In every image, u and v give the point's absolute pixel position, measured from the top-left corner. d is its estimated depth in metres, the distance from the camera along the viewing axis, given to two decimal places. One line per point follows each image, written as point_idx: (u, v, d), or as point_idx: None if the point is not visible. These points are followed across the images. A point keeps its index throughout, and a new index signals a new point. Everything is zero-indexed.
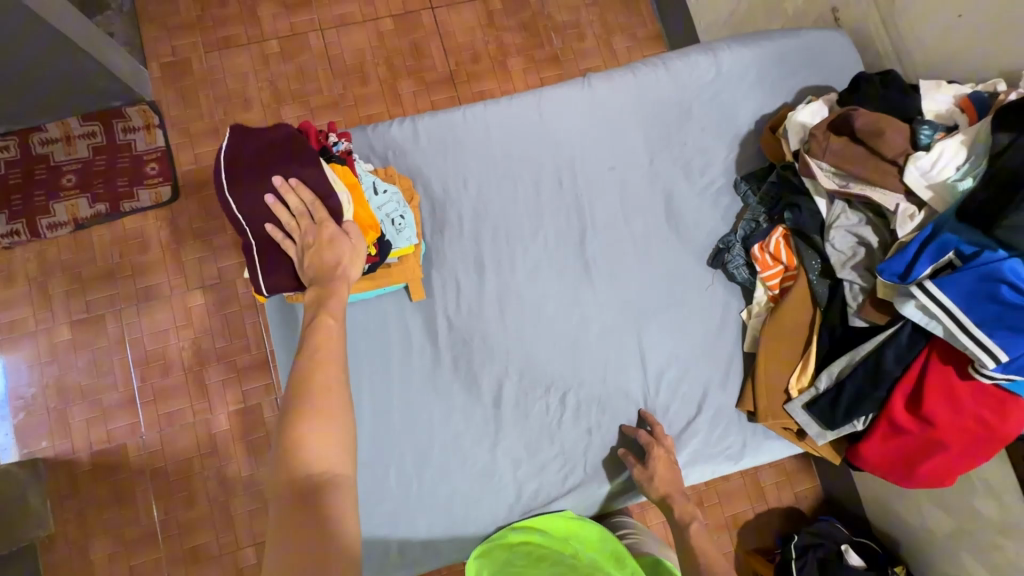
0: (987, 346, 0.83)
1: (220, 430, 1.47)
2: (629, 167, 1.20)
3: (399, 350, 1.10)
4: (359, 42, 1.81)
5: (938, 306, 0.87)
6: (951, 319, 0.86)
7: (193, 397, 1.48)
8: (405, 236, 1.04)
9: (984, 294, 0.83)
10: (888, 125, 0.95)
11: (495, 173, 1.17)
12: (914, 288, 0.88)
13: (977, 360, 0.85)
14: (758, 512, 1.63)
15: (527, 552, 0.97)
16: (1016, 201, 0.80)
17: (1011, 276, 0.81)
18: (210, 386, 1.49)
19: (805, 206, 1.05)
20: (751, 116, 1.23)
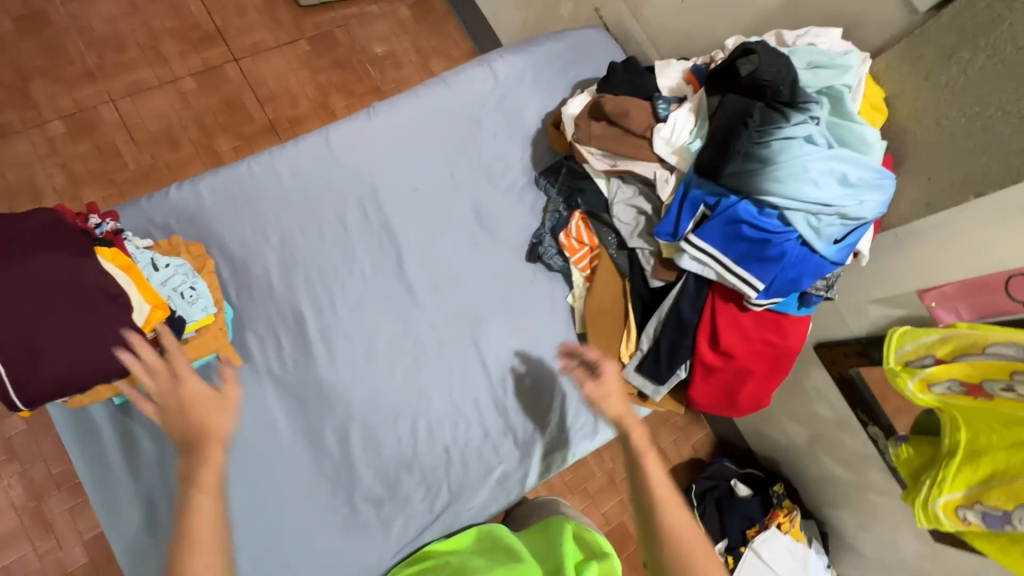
0: (750, 280, 0.95)
1: (79, 566, 1.24)
2: (431, 185, 1.23)
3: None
4: (161, 106, 1.71)
5: (704, 255, 0.97)
6: (716, 264, 0.97)
7: (33, 538, 1.23)
8: (199, 307, 0.96)
9: (733, 237, 0.94)
10: (631, 105, 1.07)
11: (296, 217, 1.14)
12: (683, 245, 0.98)
13: (744, 293, 0.96)
14: (665, 473, 1.63)
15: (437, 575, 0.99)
16: (730, 154, 0.92)
17: (746, 217, 0.93)
18: (55, 520, 1.25)
19: (590, 189, 1.15)
20: (537, 116, 1.33)
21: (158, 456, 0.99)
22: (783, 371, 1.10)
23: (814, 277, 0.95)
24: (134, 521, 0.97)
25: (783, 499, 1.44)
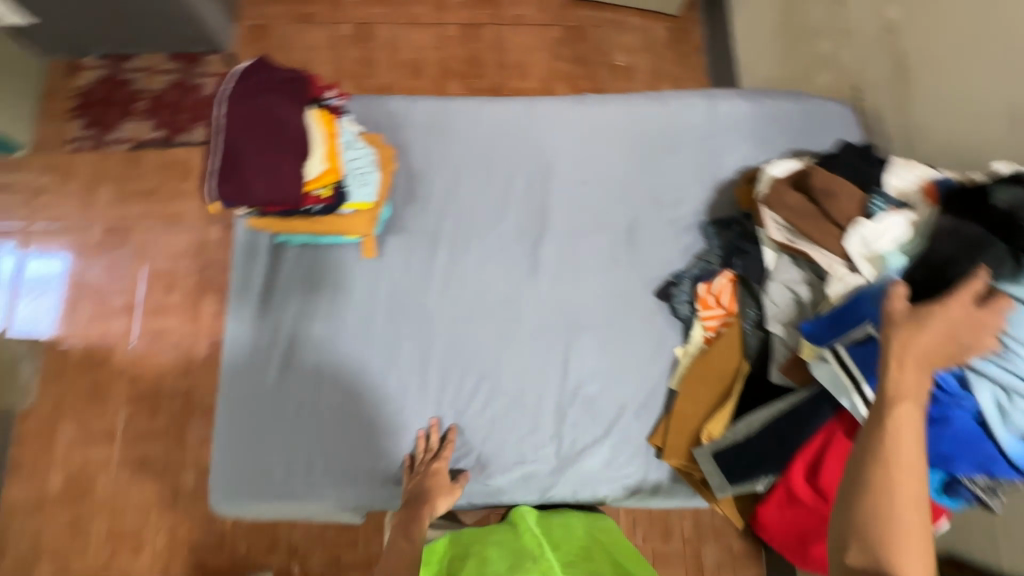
0: None
1: None
2: (601, 185, 1.25)
3: (341, 299, 1.16)
4: (422, 41, 2.03)
5: (846, 373, 0.85)
6: (852, 388, 0.84)
7: None
8: (364, 192, 1.08)
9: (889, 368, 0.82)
10: (840, 189, 0.96)
11: (474, 161, 1.24)
12: (828, 354, 0.87)
13: None
14: None
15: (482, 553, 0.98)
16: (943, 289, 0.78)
17: None
18: None
19: (754, 255, 1.08)
20: (736, 165, 1.26)
21: (282, 297, 1.16)
22: None
23: (973, 467, 0.78)
24: (242, 336, 1.15)
25: None
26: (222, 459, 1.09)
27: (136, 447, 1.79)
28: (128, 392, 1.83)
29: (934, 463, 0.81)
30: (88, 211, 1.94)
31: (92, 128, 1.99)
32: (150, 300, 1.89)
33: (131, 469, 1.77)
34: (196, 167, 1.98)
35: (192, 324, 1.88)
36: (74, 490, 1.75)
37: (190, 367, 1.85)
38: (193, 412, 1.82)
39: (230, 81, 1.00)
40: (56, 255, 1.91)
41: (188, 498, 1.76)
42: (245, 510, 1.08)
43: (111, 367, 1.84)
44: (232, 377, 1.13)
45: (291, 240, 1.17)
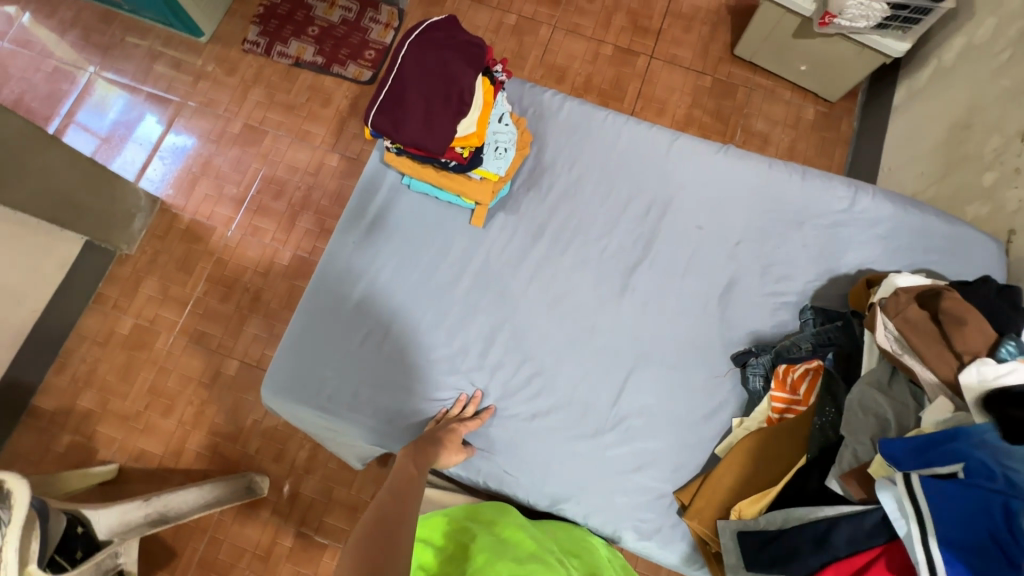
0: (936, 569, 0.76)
1: None
2: (714, 235, 1.24)
3: (436, 254, 1.22)
4: (575, 51, 2.09)
5: (914, 505, 0.79)
6: (915, 519, 0.78)
7: None
8: (496, 164, 1.16)
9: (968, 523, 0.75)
10: (972, 318, 0.90)
11: (601, 171, 1.27)
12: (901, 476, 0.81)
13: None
14: None
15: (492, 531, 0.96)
16: None
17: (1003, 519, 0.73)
18: None
19: (849, 353, 1.03)
20: (857, 263, 1.21)
21: (385, 232, 1.23)
22: None
23: None
24: (340, 255, 1.22)
25: None
26: (283, 356, 1.17)
27: (199, 322, 1.94)
28: (209, 272, 1.99)
29: None
30: (234, 106, 2.14)
31: (265, 35, 2.18)
32: (257, 200, 2.05)
33: (187, 340, 1.92)
34: (338, 98, 2.13)
35: (283, 233, 2.01)
36: (136, 339, 1.92)
37: (268, 270, 1.98)
38: (255, 310, 1.95)
39: (420, 27, 1.08)
40: (195, 134, 2.11)
41: (224, 383, 1.88)
42: (286, 409, 1.15)
43: (205, 245, 2.01)
44: (318, 288, 1.21)
45: (413, 185, 1.24)
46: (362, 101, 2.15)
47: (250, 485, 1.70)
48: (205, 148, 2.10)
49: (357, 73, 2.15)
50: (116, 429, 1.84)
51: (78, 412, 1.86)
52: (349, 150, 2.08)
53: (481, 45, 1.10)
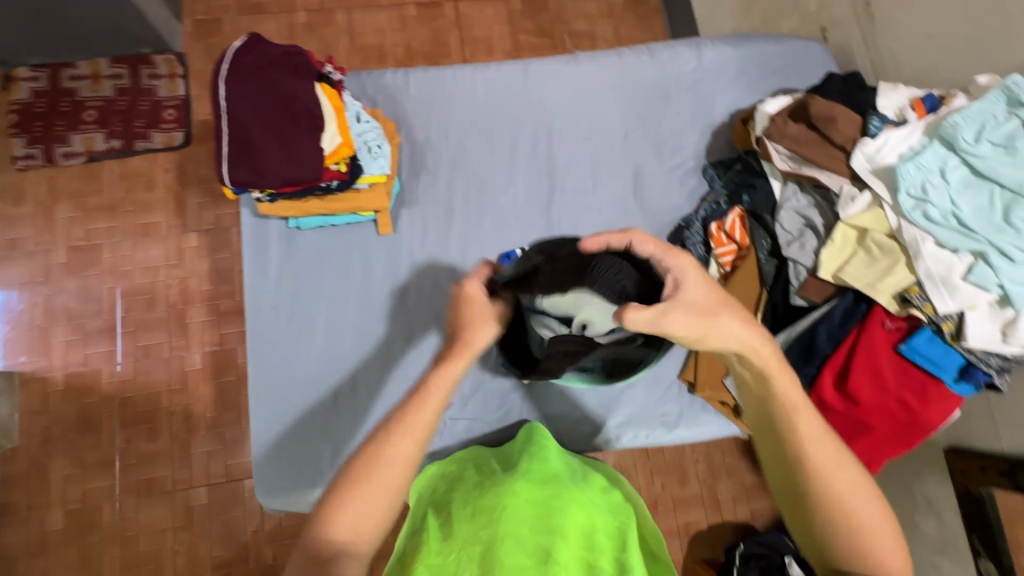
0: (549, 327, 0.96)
1: None
2: (603, 140, 1.27)
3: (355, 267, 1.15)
4: (382, 23, 1.97)
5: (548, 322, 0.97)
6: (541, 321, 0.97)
7: None
8: (378, 164, 1.08)
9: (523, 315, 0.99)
10: (839, 114, 1.01)
11: (475, 127, 1.24)
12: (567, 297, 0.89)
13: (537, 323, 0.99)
14: (712, 524, 1.64)
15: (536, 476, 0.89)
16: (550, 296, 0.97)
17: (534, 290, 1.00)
18: None
19: (761, 187, 1.12)
20: (727, 109, 1.30)
21: (300, 283, 1.13)
22: (908, 441, 0.99)
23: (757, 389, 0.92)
24: (266, 326, 1.11)
25: None
26: (261, 455, 1.05)
27: (139, 471, 1.70)
28: (119, 417, 1.73)
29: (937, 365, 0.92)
30: (45, 234, 1.81)
31: (37, 142, 1.83)
32: (131, 318, 1.78)
33: (136, 496, 1.68)
34: (160, 175, 1.87)
35: (179, 339, 1.78)
36: (75, 527, 1.66)
37: (185, 382, 1.76)
38: (194, 428, 1.73)
39: (223, 58, 0.96)
40: (16, 284, 1.77)
41: (201, 517, 1.69)
42: (292, 502, 1.04)
43: (100, 392, 1.74)
44: (259, 371, 1.09)
45: (304, 224, 1.14)
46: (188, 167, 1.90)
47: None
48: (37, 293, 1.78)
49: (167, 140, 1.88)
50: None
51: None
52: (204, 223, 1.85)
53: (301, 51, 1.01)
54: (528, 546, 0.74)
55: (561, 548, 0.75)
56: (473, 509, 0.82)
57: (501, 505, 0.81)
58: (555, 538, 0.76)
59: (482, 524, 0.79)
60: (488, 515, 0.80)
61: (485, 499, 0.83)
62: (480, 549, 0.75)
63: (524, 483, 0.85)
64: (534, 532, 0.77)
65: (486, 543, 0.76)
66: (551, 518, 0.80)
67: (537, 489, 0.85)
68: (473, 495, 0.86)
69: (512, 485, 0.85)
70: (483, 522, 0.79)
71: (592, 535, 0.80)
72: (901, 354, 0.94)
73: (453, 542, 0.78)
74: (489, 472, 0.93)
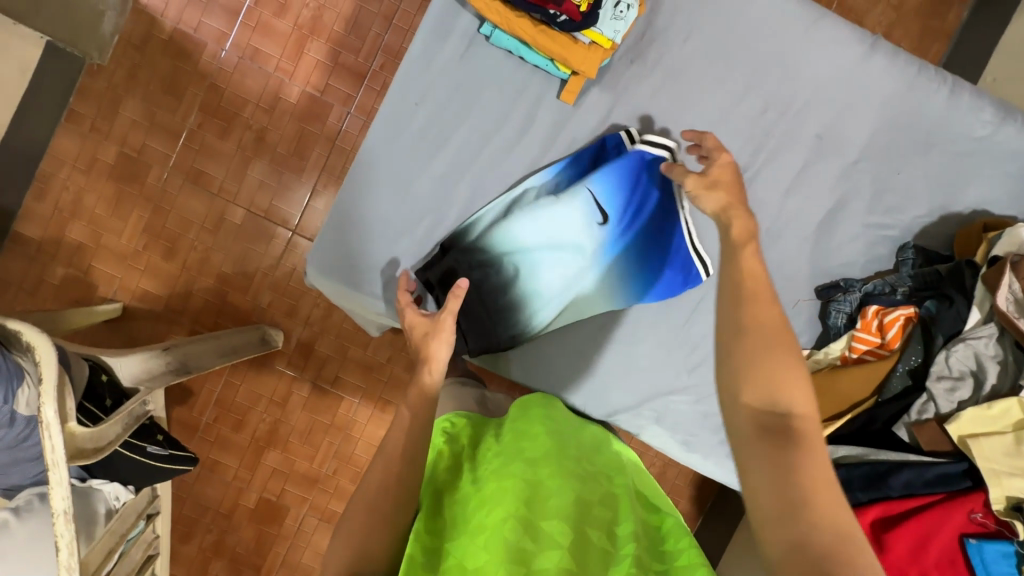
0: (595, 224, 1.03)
1: None
2: (832, 152, 1.08)
3: (391, 275, 1.03)
4: None
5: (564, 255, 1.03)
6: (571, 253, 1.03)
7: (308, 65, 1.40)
8: (614, 27, 0.92)
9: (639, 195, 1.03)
10: None
11: (718, 50, 1.04)
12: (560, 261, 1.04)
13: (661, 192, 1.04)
14: None
15: (530, 459, 0.80)
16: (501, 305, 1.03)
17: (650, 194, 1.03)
18: None
19: (956, 307, 0.97)
20: (974, 201, 1.09)
21: (454, 96, 1.00)
22: None
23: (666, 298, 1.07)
24: (401, 119, 1.00)
25: None
26: (328, 233, 1.00)
27: (195, 159, 1.66)
28: (201, 99, 1.65)
29: None
30: None
31: None
32: (257, 14, 1.63)
33: (183, 178, 1.66)
34: None
35: (289, 61, 1.65)
36: (119, 170, 1.64)
37: (274, 106, 1.66)
38: (260, 152, 1.66)
39: None
40: None
41: (229, 232, 1.68)
42: (334, 290, 1.02)
43: (194, 65, 1.64)
44: (369, 156, 1.00)
45: (495, 38, 0.96)
46: None
47: (264, 336, 1.61)
48: None
49: None
50: (113, 268, 1.66)
51: (68, 244, 1.64)
52: None
53: None
54: (533, 532, 0.67)
55: (561, 533, 0.68)
56: (471, 500, 0.74)
57: (495, 488, 0.74)
58: (555, 519, 0.69)
59: (483, 513, 0.71)
60: (489, 505, 0.71)
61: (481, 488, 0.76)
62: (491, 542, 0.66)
63: (521, 461, 0.78)
64: (533, 510, 0.70)
65: (491, 531, 0.67)
66: (546, 500, 0.72)
67: (532, 470, 0.77)
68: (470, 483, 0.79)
69: (510, 465, 0.77)
70: (490, 513, 0.70)
71: (586, 511, 0.73)
72: (963, 547, 0.86)
73: (458, 542, 0.69)
74: (483, 448, 0.87)
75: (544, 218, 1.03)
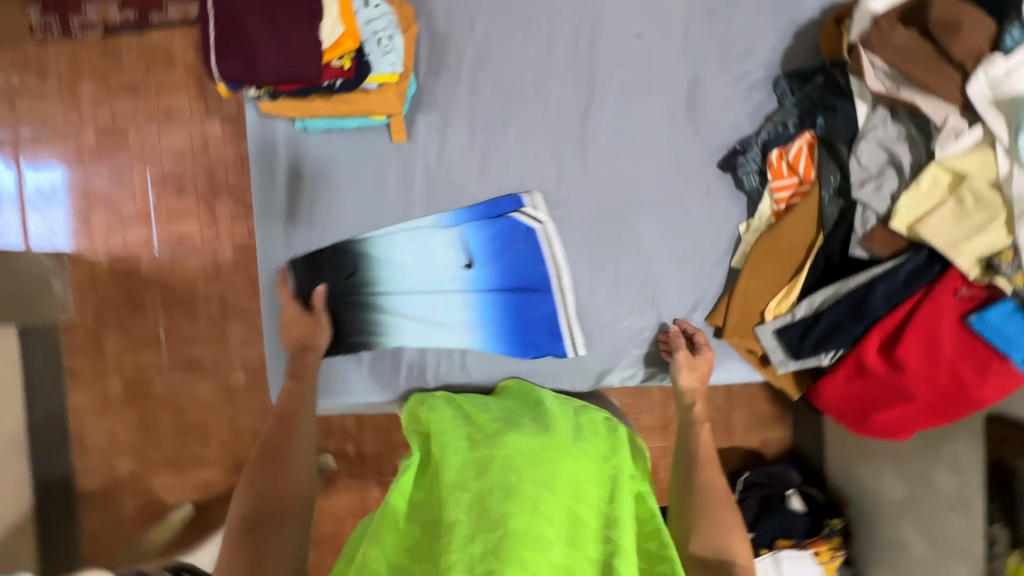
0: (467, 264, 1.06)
1: None
2: (660, 39, 1.07)
3: (344, 364, 1.07)
4: None
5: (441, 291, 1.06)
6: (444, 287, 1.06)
7: None
8: (388, 61, 0.93)
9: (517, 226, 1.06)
10: (966, 19, 0.80)
11: (507, 17, 1.06)
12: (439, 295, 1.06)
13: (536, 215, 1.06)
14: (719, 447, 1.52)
15: (534, 429, 0.80)
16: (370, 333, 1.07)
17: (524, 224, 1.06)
18: None
19: (842, 111, 0.93)
20: (817, 4, 1.06)
21: (312, 191, 1.06)
22: (951, 416, 0.89)
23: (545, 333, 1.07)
24: (280, 235, 1.06)
25: (834, 535, 1.32)
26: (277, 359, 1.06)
27: (181, 350, 1.65)
28: (161, 300, 1.64)
29: (1007, 345, 0.80)
30: (71, 112, 1.62)
31: (51, 9, 1.56)
32: (164, 207, 1.64)
33: (181, 373, 1.65)
34: (180, 53, 1.62)
35: (210, 228, 1.64)
36: (132, 394, 1.65)
37: (218, 271, 1.64)
38: (230, 316, 1.64)
39: None
40: (55, 165, 1.63)
41: (241, 396, 1.66)
42: (308, 406, 1.08)
43: (140, 276, 1.64)
44: (271, 279, 1.06)
45: (311, 126, 1.04)
46: None
47: (318, 468, 1.53)
48: (73, 175, 1.63)
49: (186, 13, 1.59)
50: (168, 478, 1.66)
51: (124, 477, 1.65)
52: (228, 109, 1.62)
53: None
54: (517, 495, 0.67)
55: (547, 497, 0.67)
56: (460, 457, 0.76)
57: (491, 455, 0.73)
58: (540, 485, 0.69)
59: (468, 474, 0.72)
60: (476, 468, 0.72)
61: (475, 450, 0.76)
62: (468, 503, 0.67)
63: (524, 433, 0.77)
64: (527, 482, 0.69)
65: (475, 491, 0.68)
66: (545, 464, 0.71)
67: (536, 438, 0.77)
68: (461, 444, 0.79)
69: (510, 434, 0.78)
70: (476, 474, 0.71)
71: (581, 478, 0.71)
72: (968, 325, 0.83)
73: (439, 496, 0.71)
74: (481, 415, 0.88)
75: (420, 259, 1.05)
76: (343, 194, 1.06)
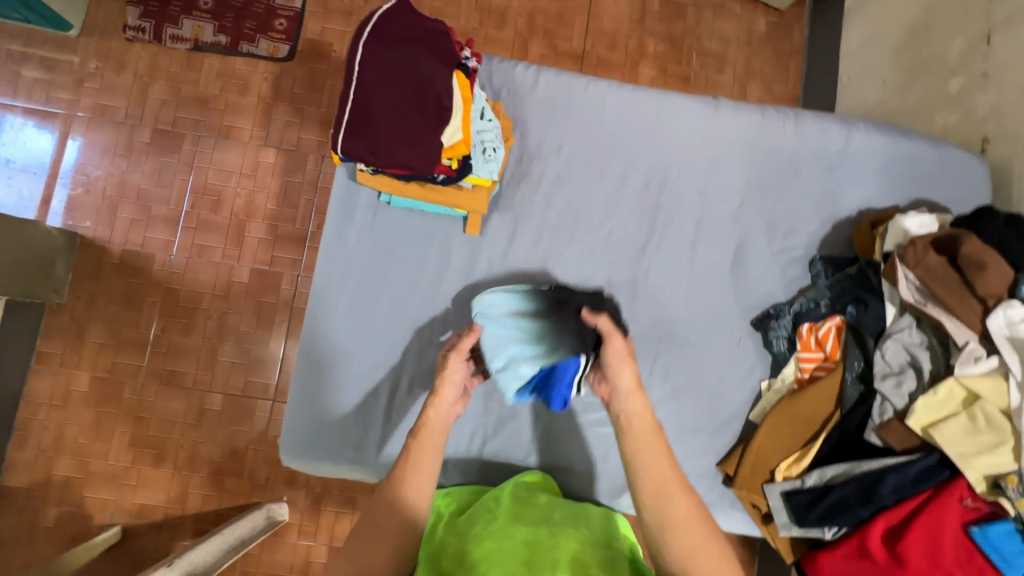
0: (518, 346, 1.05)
1: None
2: (719, 199, 1.19)
3: (357, 434, 1.06)
4: None
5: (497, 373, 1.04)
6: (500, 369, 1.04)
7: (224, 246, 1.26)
8: (488, 168, 1.04)
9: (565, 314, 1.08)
10: (991, 261, 0.92)
11: (591, 149, 1.18)
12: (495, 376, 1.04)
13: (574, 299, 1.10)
14: None
15: (532, 522, 0.92)
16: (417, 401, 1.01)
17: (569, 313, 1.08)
18: None
19: (873, 307, 1.04)
20: (856, 204, 1.20)
21: (372, 255, 1.11)
22: None
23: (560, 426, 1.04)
24: (333, 289, 1.09)
25: None
26: (295, 413, 1.05)
27: (166, 362, 1.59)
28: (160, 305, 1.61)
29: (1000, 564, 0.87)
30: (133, 107, 1.66)
31: (150, 16, 1.67)
32: (195, 216, 1.65)
33: (157, 382, 1.58)
34: (256, 82, 1.69)
35: (234, 247, 1.64)
36: (98, 393, 1.56)
37: (229, 291, 1.62)
38: (225, 337, 1.61)
39: (359, 32, 0.89)
40: (95, 149, 1.64)
41: (213, 422, 1.58)
42: (313, 468, 1.05)
43: (148, 276, 1.61)
44: (311, 330, 1.07)
45: (395, 203, 1.11)
46: (286, 83, 1.73)
47: (269, 515, 1.43)
48: (114, 164, 1.64)
49: (273, 51, 1.71)
50: (104, 492, 1.53)
51: (58, 480, 1.52)
52: (286, 143, 1.68)
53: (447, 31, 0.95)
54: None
55: None
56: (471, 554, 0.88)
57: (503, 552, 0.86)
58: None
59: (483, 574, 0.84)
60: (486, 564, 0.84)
61: (483, 544, 0.88)
62: None
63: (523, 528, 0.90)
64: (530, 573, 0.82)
65: None
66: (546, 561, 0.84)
67: (534, 533, 0.89)
68: (470, 537, 0.91)
69: (512, 530, 0.90)
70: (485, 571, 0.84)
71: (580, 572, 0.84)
72: (970, 535, 0.90)
73: None
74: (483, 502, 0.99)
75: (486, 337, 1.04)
76: (404, 266, 1.11)
